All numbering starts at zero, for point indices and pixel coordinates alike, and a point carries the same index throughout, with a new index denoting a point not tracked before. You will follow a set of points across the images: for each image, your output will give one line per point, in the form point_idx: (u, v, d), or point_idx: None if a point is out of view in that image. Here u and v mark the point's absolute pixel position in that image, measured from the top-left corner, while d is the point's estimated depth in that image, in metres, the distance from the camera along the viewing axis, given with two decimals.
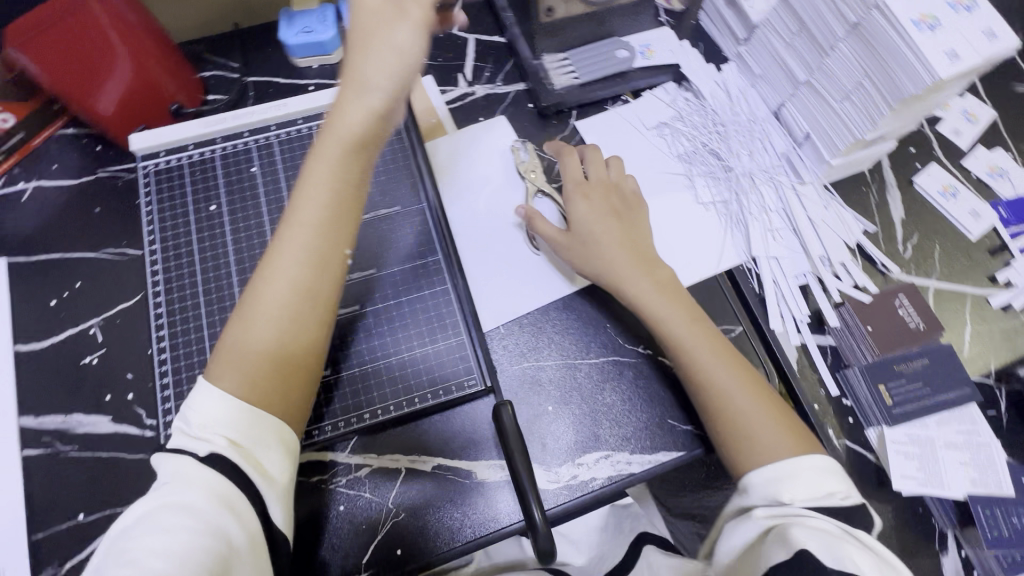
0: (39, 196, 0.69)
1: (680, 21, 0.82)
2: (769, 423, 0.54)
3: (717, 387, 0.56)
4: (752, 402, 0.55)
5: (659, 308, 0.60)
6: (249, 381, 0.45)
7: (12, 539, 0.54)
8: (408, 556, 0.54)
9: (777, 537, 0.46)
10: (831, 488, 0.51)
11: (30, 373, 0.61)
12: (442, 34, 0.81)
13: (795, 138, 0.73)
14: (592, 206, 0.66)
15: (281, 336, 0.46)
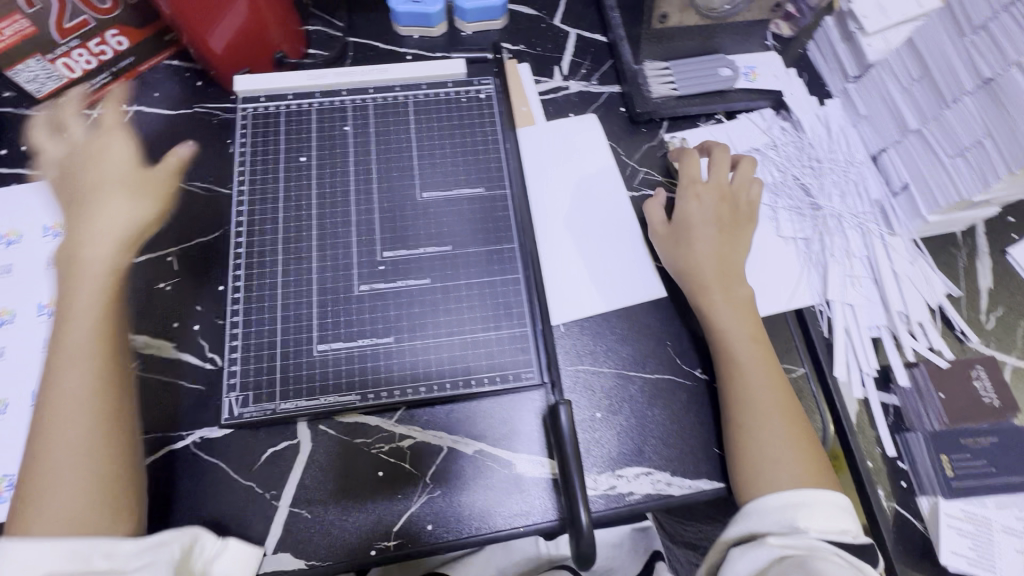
0: (137, 121, 0.71)
1: (787, 46, 0.80)
2: (795, 452, 0.55)
3: (762, 403, 0.57)
4: (787, 430, 0.56)
5: (728, 314, 0.61)
6: (72, 500, 0.46)
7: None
8: (439, 531, 0.55)
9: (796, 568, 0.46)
10: (846, 525, 0.51)
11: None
12: (544, 24, 0.80)
13: (890, 187, 0.70)
14: (699, 203, 0.66)
15: (92, 443, 0.48)
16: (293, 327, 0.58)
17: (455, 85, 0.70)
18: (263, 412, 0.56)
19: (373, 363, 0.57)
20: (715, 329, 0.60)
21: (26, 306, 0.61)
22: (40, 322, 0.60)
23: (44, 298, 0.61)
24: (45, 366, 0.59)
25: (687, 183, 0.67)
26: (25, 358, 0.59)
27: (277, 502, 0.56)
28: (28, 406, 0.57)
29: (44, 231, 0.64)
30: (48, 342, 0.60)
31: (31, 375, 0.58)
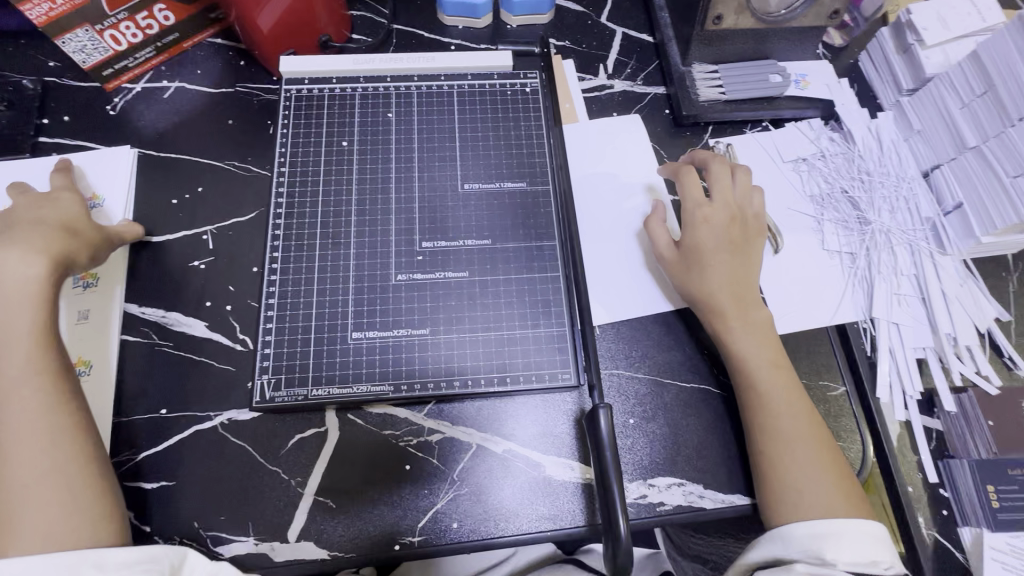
0: (179, 97, 0.71)
1: (837, 55, 0.78)
2: (824, 481, 0.52)
3: (785, 435, 0.53)
4: (813, 461, 0.52)
5: (748, 342, 0.57)
6: (53, 515, 0.45)
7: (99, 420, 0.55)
8: (464, 530, 0.54)
9: None
10: (874, 556, 0.49)
11: (142, 264, 0.62)
12: (590, 21, 0.79)
13: (942, 205, 0.68)
14: (706, 223, 0.61)
15: (58, 460, 0.47)
16: (328, 313, 0.57)
17: (500, 77, 0.69)
18: (293, 398, 0.55)
19: (407, 354, 0.56)
20: (739, 358, 0.57)
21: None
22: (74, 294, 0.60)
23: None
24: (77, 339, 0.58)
25: (693, 203, 0.63)
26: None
27: (302, 489, 0.55)
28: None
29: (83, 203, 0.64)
30: (81, 315, 0.59)
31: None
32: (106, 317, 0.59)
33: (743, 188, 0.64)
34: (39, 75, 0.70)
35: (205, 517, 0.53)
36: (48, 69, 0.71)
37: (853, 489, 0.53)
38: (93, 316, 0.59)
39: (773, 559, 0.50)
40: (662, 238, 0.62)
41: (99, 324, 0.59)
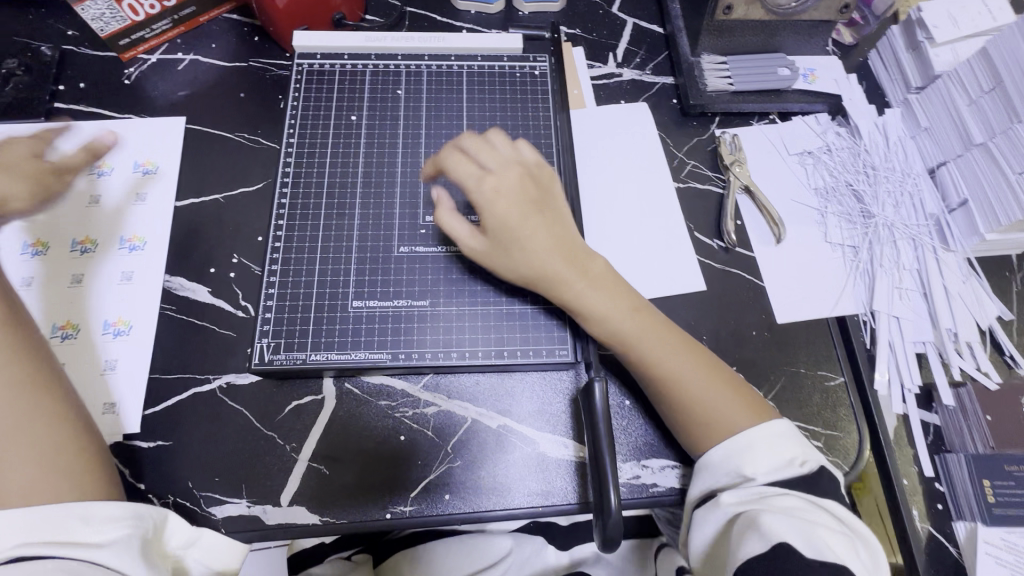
0: (193, 69, 0.72)
1: (846, 53, 0.79)
2: (726, 400, 0.53)
3: (669, 369, 0.53)
4: (707, 384, 0.53)
5: (595, 300, 0.55)
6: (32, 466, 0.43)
7: (137, 378, 0.56)
8: (454, 502, 0.54)
9: (746, 525, 0.46)
10: (793, 453, 0.50)
11: (181, 229, 0.63)
12: (602, 10, 0.79)
13: (946, 202, 0.68)
14: (506, 198, 0.55)
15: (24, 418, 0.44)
16: (329, 281, 0.58)
17: (510, 60, 0.70)
18: (292, 362, 0.55)
19: (407, 325, 0.57)
20: (597, 318, 0.54)
21: (109, 238, 0.61)
22: (120, 256, 0.60)
23: (128, 232, 0.62)
24: (120, 298, 0.59)
25: (478, 182, 0.56)
26: (102, 287, 0.59)
27: (296, 455, 0.55)
28: (101, 335, 0.57)
29: (136, 167, 0.65)
30: (126, 276, 0.60)
31: (103, 303, 0.58)
32: (149, 279, 0.60)
33: (504, 146, 0.59)
34: (58, 43, 0.72)
35: (200, 478, 0.54)
36: (67, 38, 0.72)
37: (744, 389, 0.55)
38: (138, 276, 0.60)
39: (704, 498, 0.51)
40: (452, 223, 0.56)
41: (142, 285, 0.60)
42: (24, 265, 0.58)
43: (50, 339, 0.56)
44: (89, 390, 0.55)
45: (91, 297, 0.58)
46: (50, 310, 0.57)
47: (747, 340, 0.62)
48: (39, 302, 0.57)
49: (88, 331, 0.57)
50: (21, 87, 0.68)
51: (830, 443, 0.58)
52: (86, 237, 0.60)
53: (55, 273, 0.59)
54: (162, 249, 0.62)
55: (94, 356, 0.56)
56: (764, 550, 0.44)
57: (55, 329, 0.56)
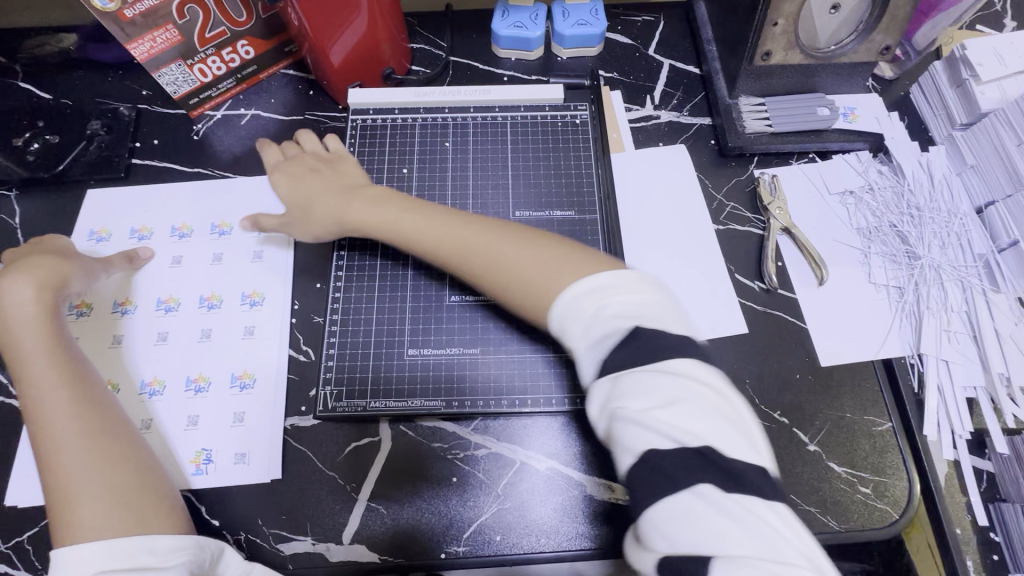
0: (254, 124, 0.77)
1: (887, 88, 0.79)
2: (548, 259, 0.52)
3: (501, 277, 0.53)
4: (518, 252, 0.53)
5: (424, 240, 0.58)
6: (100, 506, 0.48)
7: (262, 429, 0.60)
8: (506, 543, 0.56)
9: (627, 427, 0.42)
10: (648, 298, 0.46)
11: (294, 286, 0.67)
12: (638, 53, 0.81)
13: (997, 242, 0.67)
14: (328, 188, 0.64)
15: (101, 460, 0.50)
16: (387, 331, 0.63)
17: (551, 109, 0.74)
18: (353, 408, 0.60)
19: (459, 371, 0.61)
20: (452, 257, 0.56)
21: (232, 295, 0.66)
22: (241, 313, 0.65)
23: (247, 288, 0.66)
24: (245, 352, 0.63)
25: (293, 180, 0.67)
26: (226, 341, 0.63)
27: (356, 494, 0.58)
28: (228, 388, 0.61)
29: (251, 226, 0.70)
30: (248, 331, 0.64)
31: (229, 358, 0.63)
32: (270, 332, 0.64)
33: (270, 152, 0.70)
34: (134, 103, 0.78)
35: (268, 516, 0.57)
36: (141, 98, 0.78)
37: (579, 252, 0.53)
38: (259, 331, 0.64)
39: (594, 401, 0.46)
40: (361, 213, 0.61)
41: (264, 338, 0.64)
42: (160, 323, 0.64)
43: (185, 392, 0.61)
44: (221, 440, 0.59)
45: (220, 352, 0.63)
46: (187, 363, 0.62)
47: (791, 385, 0.62)
48: (174, 358, 0.62)
49: (217, 384, 0.61)
50: (103, 146, 0.74)
51: (879, 489, 0.58)
52: (212, 294, 0.66)
53: (187, 328, 0.64)
54: (280, 304, 0.66)
55: (224, 409, 0.60)
56: (634, 463, 0.41)
57: (189, 382, 0.61)
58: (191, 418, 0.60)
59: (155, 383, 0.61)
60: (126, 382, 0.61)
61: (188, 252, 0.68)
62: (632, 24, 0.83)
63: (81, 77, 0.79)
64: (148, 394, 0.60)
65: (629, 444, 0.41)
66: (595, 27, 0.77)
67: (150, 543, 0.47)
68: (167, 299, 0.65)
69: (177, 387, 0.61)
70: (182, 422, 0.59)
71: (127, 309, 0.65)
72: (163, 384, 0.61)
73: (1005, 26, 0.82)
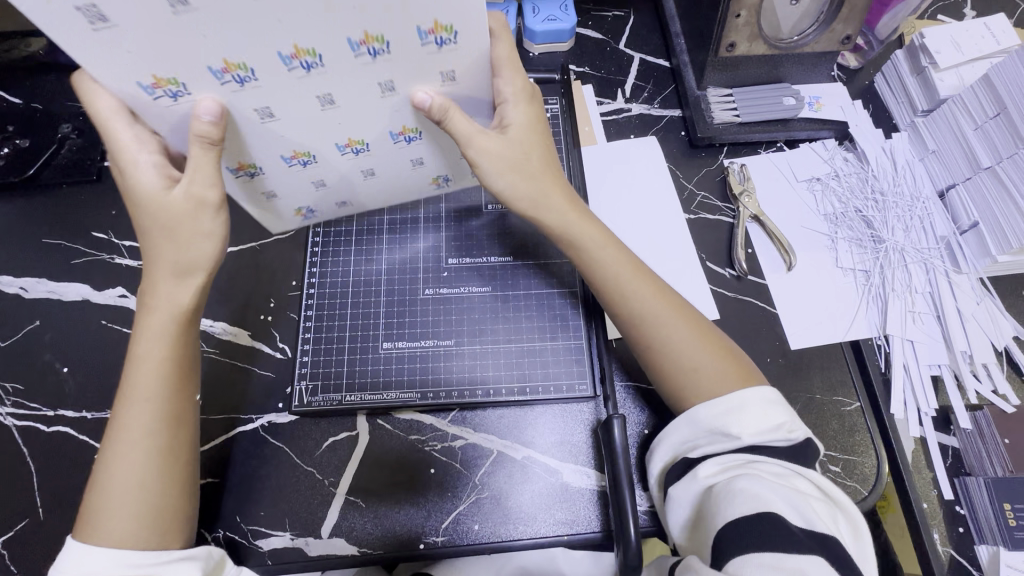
0: None
1: (852, 77, 0.81)
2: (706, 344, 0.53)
3: (659, 338, 0.54)
4: (657, 305, 0.54)
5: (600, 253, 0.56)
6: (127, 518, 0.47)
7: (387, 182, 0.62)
8: (484, 532, 0.57)
9: (740, 499, 0.43)
10: (781, 420, 0.48)
11: (267, 283, 0.67)
12: (609, 47, 0.83)
13: (958, 224, 0.69)
14: (506, 174, 0.56)
15: (155, 475, 0.48)
16: (362, 325, 0.64)
17: None
18: (329, 402, 0.60)
19: (435, 362, 0.62)
20: (603, 269, 0.56)
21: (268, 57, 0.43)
22: (361, 62, 0.46)
23: (351, 31, 0.43)
24: (334, 119, 0.51)
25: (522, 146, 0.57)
26: (304, 110, 0.49)
27: (335, 488, 0.58)
28: (352, 56, 0.45)
29: (421, 37, 0.45)
30: (326, 100, 0.48)
31: (322, 126, 0.51)
32: (471, 70, 0.50)
33: (512, 105, 0.56)
34: None
35: (246, 512, 0.57)
36: None
37: (729, 352, 0.54)
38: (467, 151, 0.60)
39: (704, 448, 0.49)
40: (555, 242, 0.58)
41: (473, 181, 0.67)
42: (191, 58, 0.42)
43: (343, 154, 0.55)
44: (415, 176, 0.63)
45: (290, 85, 0.46)
46: (258, 37, 0.42)
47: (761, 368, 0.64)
48: (279, 93, 0.46)
49: (377, 142, 0.55)
50: (75, 149, 0.74)
51: (848, 467, 0.59)
52: (296, 47, 0.43)
53: (314, 21, 0.42)
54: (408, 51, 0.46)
55: (394, 179, 0.62)
56: (752, 514, 0.42)
57: (267, 114, 0.48)
58: (316, 181, 0.59)
59: (300, 156, 0.54)
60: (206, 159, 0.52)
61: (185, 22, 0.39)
62: (603, 19, 0.85)
63: (52, 81, 0.78)
64: (245, 175, 0.55)
65: (752, 501, 0.42)
66: (565, 23, 0.78)
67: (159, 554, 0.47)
68: (148, 78, 0.43)
69: (195, 71, 0.43)
70: (310, 184, 0.59)
71: (171, 92, 0.44)
72: (181, 84, 0.44)
73: (965, 15, 0.84)
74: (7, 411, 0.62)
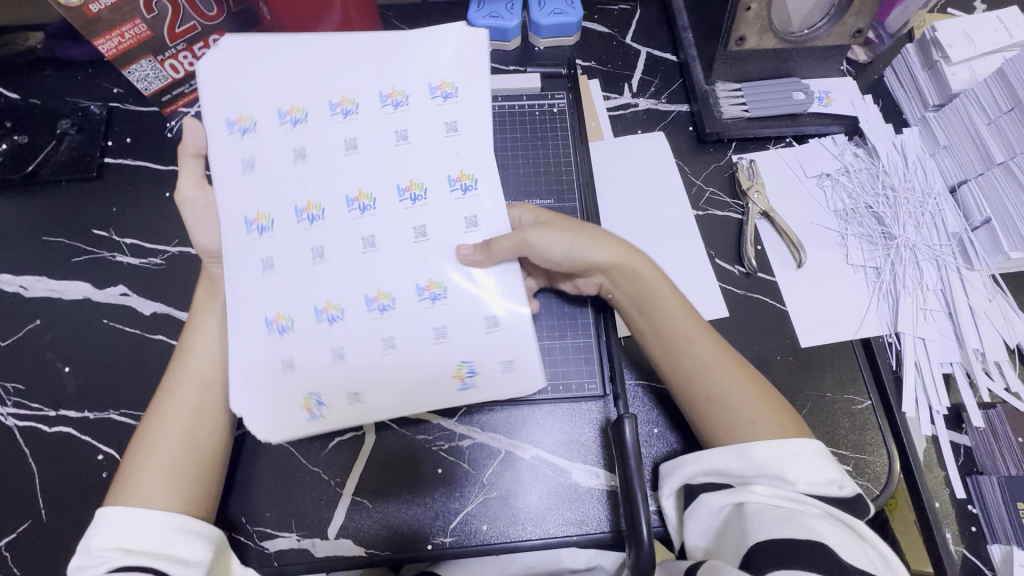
0: None
1: (861, 71, 0.80)
2: (753, 401, 0.51)
3: (717, 393, 0.52)
4: (720, 364, 0.53)
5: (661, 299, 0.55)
6: (159, 482, 0.48)
7: (421, 363, 0.49)
8: (492, 533, 0.56)
9: (781, 518, 0.43)
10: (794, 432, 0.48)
11: None
12: (615, 41, 0.81)
13: (969, 220, 0.68)
14: (553, 230, 0.53)
15: (192, 440, 0.51)
16: None
17: (529, 98, 0.73)
18: None
19: None
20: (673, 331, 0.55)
21: (335, 200, 0.51)
22: (387, 114, 0.53)
23: (402, 179, 0.52)
24: (373, 268, 0.50)
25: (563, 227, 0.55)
26: (347, 259, 0.50)
27: (341, 489, 0.58)
28: (398, 200, 0.51)
29: (451, 184, 0.52)
30: (368, 242, 0.50)
31: (357, 271, 0.50)
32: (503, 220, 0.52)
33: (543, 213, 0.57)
34: (104, 101, 0.76)
35: (251, 514, 0.57)
36: (112, 96, 0.77)
37: (783, 408, 0.52)
38: (506, 326, 0.50)
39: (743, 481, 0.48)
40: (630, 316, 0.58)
41: (516, 383, 0.50)
42: (285, 195, 0.51)
43: (370, 314, 0.49)
44: (438, 363, 0.49)
45: (345, 225, 0.51)
46: (335, 180, 0.51)
47: (771, 365, 0.63)
48: (336, 235, 0.50)
49: (405, 299, 0.50)
50: (74, 145, 0.73)
51: (860, 467, 0.59)
52: (359, 192, 0.51)
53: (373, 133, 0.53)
54: (444, 202, 0.52)
55: (417, 366, 0.49)
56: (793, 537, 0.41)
57: (317, 257, 0.50)
58: (334, 351, 0.49)
59: (331, 308, 0.49)
60: (247, 314, 0.49)
61: (312, 139, 0.52)
62: (609, 13, 0.83)
63: (50, 76, 0.77)
64: (277, 331, 0.49)
65: (796, 527, 0.42)
66: (572, 16, 0.77)
67: (181, 523, 0.47)
68: (235, 116, 0.53)
69: (286, 212, 0.51)
70: (327, 357, 0.49)
71: (262, 226, 0.51)
72: (271, 220, 0.51)
73: (975, 9, 0.83)
74: (8, 411, 0.61)
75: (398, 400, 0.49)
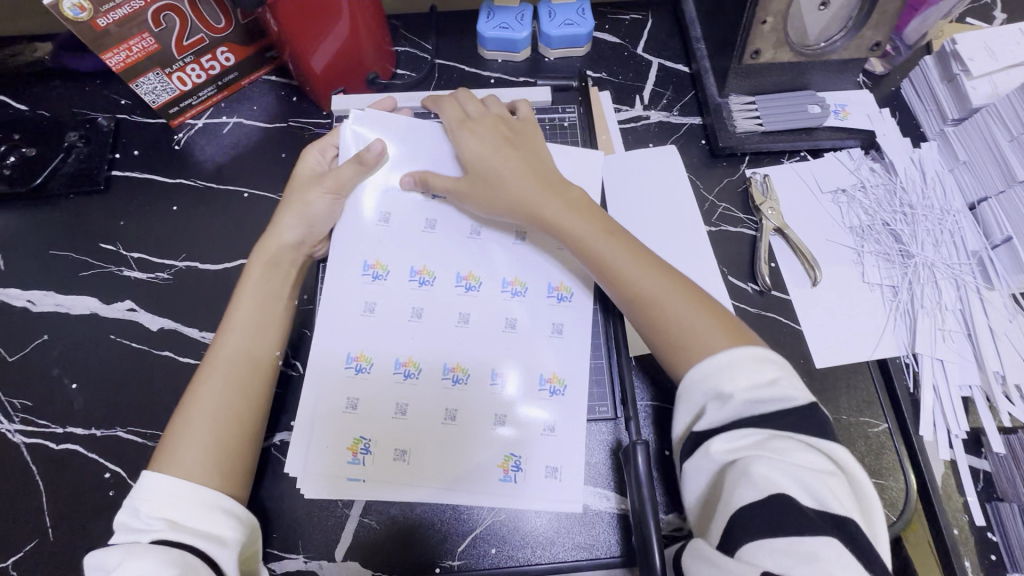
0: (237, 132, 0.75)
1: (878, 82, 0.78)
2: (680, 303, 0.51)
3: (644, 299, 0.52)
4: (636, 267, 0.53)
5: (572, 223, 0.55)
6: (195, 454, 0.49)
7: (522, 441, 0.54)
8: (501, 556, 0.56)
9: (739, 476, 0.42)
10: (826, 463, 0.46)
11: None
12: (626, 52, 0.80)
13: (990, 239, 0.67)
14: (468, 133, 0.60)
15: (229, 417, 0.51)
16: None
17: (540, 111, 0.72)
18: None
19: None
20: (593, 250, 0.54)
21: (446, 273, 0.59)
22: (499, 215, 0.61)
23: (509, 274, 0.59)
24: (457, 341, 0.57)
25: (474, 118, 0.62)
26: (441, 326, 0.57)
27: (348, 511, 0.57)
28: (501, 290, 0.59)
29: (550, 291, 0.59)
30: (462, 318, 0.57)
31: (442, 346, 0.57)
32: (578, 332, 0.57)
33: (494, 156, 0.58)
34: (111, 113, 0.76)
35: None
36: (120, 107, 0.76)
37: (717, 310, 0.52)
38: (562, 431, 0.54)
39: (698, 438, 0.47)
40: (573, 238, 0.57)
41: (558, 492, 0.53)
42: (407, 256, 0.60)
43: (444, 382, 0.56)
44: (491, 446, 0.54)
45: (450, 295, 0.58)
46: (452, 258, 0.60)
47: None
48: (436, 303, 0.58)
49: (478, 377, 0.56)
50: (81, 158, 0.72)
51: (876, 492, 0.57)
52: (470, 273, 0.59)
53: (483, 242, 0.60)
54: (538, 303, 0.58)
55: (474, 442, 0.54)
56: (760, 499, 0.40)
57: (416, 316, 0.58)
58: (397, 410, 0.55)
59: (410, 365, 0.56)
60: (331, 347, 0.56)
61: (447, 217, 0.61)
62: (620, 23, 0.82)
63: (59, 88, 0.77)
64: (354, 369, 0.56)
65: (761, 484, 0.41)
66: (583, 27, 0.76)
67: (223, 503, 0.48)
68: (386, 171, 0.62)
69: (399, 272, 0.59)
70: (391, 410, 0.55)
71: (375, 274, 0.59)
72: (385, 271, 0.59)
73: (995, 19, 0.81)
74: (15, 428, 0.61)
75: (449, 462, 0.53)
